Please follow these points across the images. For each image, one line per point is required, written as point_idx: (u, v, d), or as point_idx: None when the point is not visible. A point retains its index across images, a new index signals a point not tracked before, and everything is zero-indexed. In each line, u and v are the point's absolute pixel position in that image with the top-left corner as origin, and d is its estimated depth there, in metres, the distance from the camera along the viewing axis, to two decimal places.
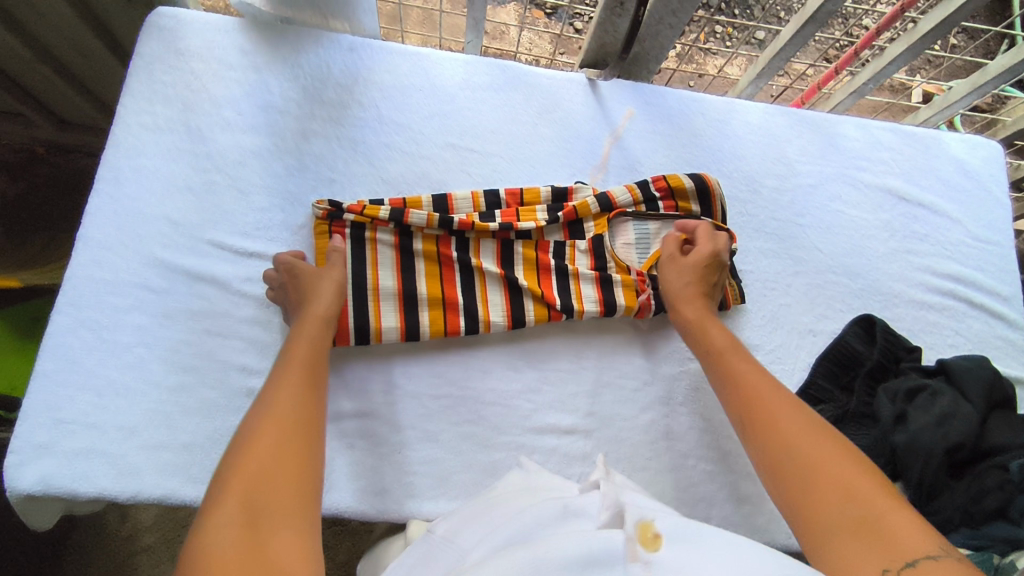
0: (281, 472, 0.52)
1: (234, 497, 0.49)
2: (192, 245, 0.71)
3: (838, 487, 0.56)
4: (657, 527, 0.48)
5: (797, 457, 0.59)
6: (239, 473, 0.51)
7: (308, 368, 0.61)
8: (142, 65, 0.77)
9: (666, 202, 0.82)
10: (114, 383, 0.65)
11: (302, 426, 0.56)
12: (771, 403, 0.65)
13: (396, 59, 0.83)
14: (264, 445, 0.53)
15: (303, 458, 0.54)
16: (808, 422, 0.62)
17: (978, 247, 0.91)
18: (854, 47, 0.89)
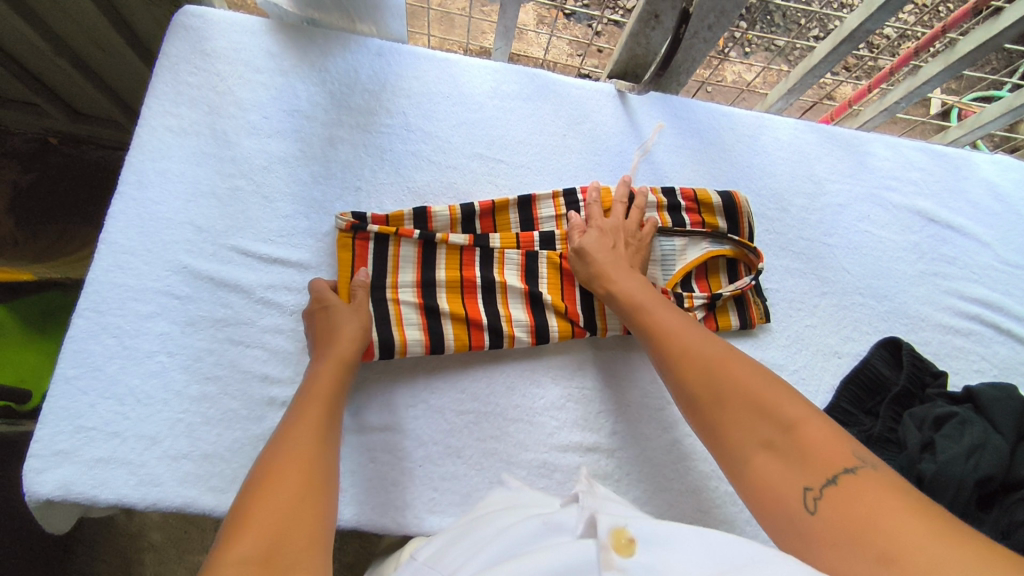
0: (300, 502, 0.51)
1: (255, 528, 0.47)
2: (216, 251, 0.70)
3: (759, 414, 0.56)
4: (632, 531, 0.44)
5: (716, 391, 0.59)
6: (258, 505, 0.49)
7: (328, 404, 0.61)
8: (168, 66, 0.76)
9: (692, 216, 0.81)
10: (136, 390, 0.64)
11: (319, 460, 0.56)
12: (684, 338, 0.64)
13: (425, 65, 0.82)
14: (284, 479, 0.52)
15: (322, 496, 0.53)
16: (718, 351, 0.62)
17: (1006, 271, 0.90)
18: (889, 66, 0.88)
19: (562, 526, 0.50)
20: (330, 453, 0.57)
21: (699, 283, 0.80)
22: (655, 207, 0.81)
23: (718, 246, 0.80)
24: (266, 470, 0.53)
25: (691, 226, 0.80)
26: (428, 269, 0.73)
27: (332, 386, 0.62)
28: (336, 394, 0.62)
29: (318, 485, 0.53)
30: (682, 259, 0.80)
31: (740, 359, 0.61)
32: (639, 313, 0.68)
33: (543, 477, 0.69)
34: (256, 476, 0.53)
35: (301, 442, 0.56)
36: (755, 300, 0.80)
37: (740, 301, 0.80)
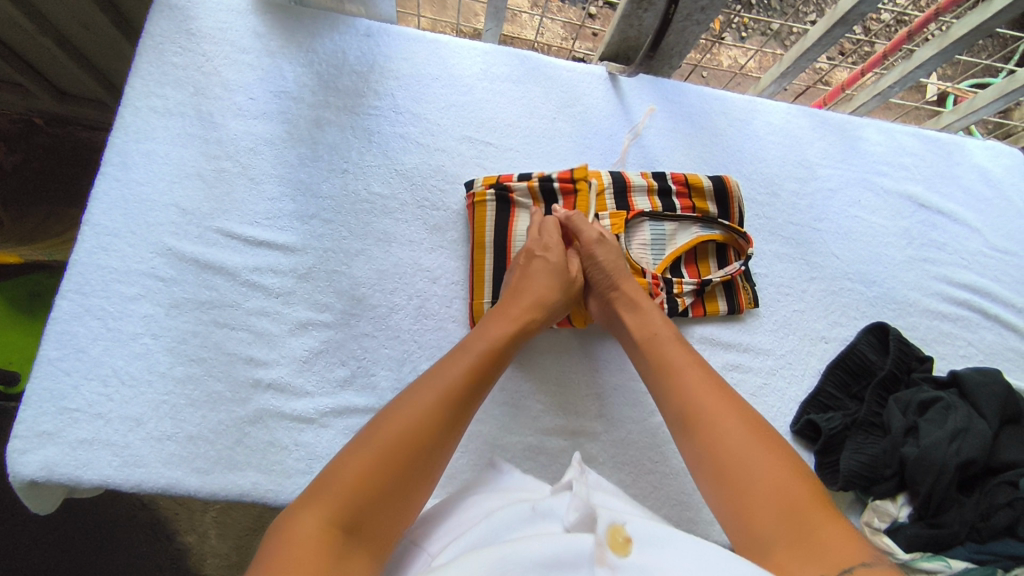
0: (402, 482, 0.52)
1: (333, 498, 0.49)
2: (201, 233, 0.70)
3: (770, 499, 0.52)
4: (628, 532, 0.49)
5: (732, 463, 0.55)
6: (355, 466, 0.51)
7: (489, 363, 0.62)
8: (152, 46, 0.75)
9: (682, 200, 0.80)
10: (120, 372, 0.64)
11: (441, 433, 0.55)
12: (708, 401, 0.60)
13: (414, 47, 0.81)
14: (395, 448, 0.52)
15: (424, 478, 0.54)
16: (742, 419, 0.59)
17: (995, 257, 0.90)
18: (882, 50, 0.87)
19: (549, 513, 0.53)
20: (455, 430, 0.57)
21: (688, 269, 0.80)
22: (645, 190, 0.79)
23: (708, 231, 0.79)
24: (383, 428, 0.54)
25: (681, 210, 0.80)
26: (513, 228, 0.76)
27: (482, 356, 0.62)
28: (485, 372, 0.61)
29: (427, 464, 0.54)
30: (672, 244, 0.79)
31: (763, 435, 0.57)
32: (669, 371, 0.65)
33: (528, 460, 0.70)
34: (367, 430, 0.54)
35: (421, 405, 0.56)
36: (746, 283, 0.80)
37: (729, 286, 0.80)
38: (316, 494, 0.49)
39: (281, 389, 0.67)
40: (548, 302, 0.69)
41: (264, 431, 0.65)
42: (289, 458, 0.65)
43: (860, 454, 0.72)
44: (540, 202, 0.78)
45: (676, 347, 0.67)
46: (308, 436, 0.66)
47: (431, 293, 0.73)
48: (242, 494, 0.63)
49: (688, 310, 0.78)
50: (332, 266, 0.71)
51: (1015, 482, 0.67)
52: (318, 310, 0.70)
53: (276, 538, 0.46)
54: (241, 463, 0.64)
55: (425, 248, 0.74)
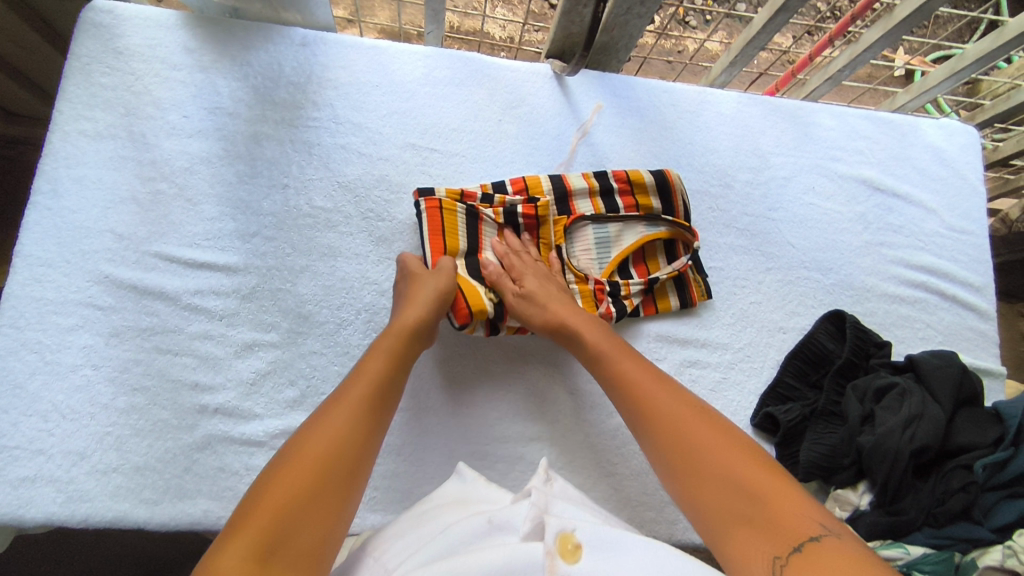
0: (323, 494, 0.50)
1: (252, 523, 0.46)
2: (138, 259, 0.68)
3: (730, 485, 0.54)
4: (578, 536, 0.48)
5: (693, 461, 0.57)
6: (267, 495, 0.48)
7: (387, 367, 0.61)
8: (79, 67, 0.73)
9: (625, 198, 0.79)
10: (60, 406, 0.63)
11: (353, 439, 0.54)
12: (660, 400, 0.62)
13: (352, 54, 0.79)
14: (307, 466, 0.50)
15: (345, 493, 0.51)
16: (692, 413, 0.60)
17: (952, 237, 0.90)
18: (828, 36, 0.86)
19: (505, 525, 0.52)
20: (369, 436, 0.56)
21: (636, 269, 0.80)
22: (587, 193, 0.78)
23: (653, 229, 0.79)
24: (290, 454, 0.52)
25: (625, 209, 0.79)
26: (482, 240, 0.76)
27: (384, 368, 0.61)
28: (387, 382, 0.60)
29: (350, 472, 0.53)
30: (617, 246, 0.79)
31: (702, 420, 0.60)
32: (612, 368, 0.66)
33: (486, 469, 0.70)
34: (279, 457, 0.52)
35: (328, 426, 0.54)
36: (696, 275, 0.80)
37: (680, 281, 0.79)
38: (237, 526, 0.46)
39: (229, 413, 0.66)
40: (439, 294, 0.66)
41: (213, 457, 0.64)
42: (240, 483, 0.64)
43: (820, 445, 0.73)
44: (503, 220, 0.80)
45: (618, 346, 0.68)
46: (259, 460, 0.65)
47: (379, 306, 0.72)
48: (193, 522, 0.62)
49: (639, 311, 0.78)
50: (276, 285, 0.70)
51: (969, 465, 0.69)
52: (264, 330, 0.69)
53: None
54: (192, 491, 0.63)
55: (372, 260, 0.73)
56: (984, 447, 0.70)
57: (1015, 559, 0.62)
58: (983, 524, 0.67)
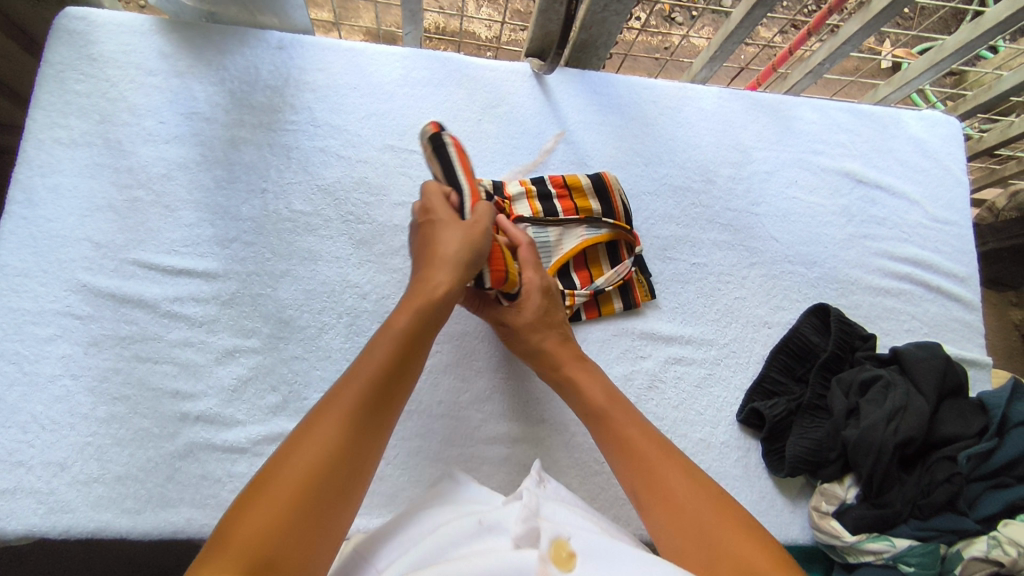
0: (307, 516, 0.46)
1: (235, 544, 0.43)
2: (117, 267, 0.68)
3: (720, 560, 0.53)
4: (572, 545, 0.50)
5: (686, 529, 0.56)
6: (246, 520, 0.44)
7: (389, 361, 0.56)
8: (53, 74, 0.72)
9: (562, 200, 0.79)
10: (39, 417, 0.62)
11: (343, 452, 0.50)
12: (656, 464, 0.61)
13: (330, 56, 0.79)
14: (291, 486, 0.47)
15: (331, 514, 0.48)
16: (687, 479, 0.60)
17: (936, 228, 0.90)
18: (807, 29, 0.85)
19: (496, 526, 0.52)
20: (363, 446, 0.52)
21: (578, 274, 0.79)
22: (524, 195, 0.78)
23: (595, 232, 0.78)
24: (280, 462, 0.48)
25: (563, 213, 0.78)
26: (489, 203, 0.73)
27: (388, 356, 0.56)
28: (387, 380, 0.55)
29: (340, 492, 0.49)
30: (559, 251, 0.78)
31: (700, 492, 0.58)
32: (609, 430, 0.65)
33: (471, 471, 0.69)
34: (265, 470, 0.48)
35: (319, 437, 0.50)
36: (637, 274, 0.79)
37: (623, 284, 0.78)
38: (219, 545, 0.43)
39: (210, 421, 0.65)
40: (457, 256, 0.63)
41: (195, 465, 0.64)
42: (223, 491, 0.64)
43: (806, 439, 0.73)
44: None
45: (617, 404, 0.67)
46: (242, 467, 0.65)
47: (361, 309, 0.71)
48: (176, 531, 0.62)
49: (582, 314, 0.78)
50: (256, 290, 0.70)
51: (954, 457, 0.69)
52: (245, 336, 0.68)
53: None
54: (174, 500, 0.63)
55: (352, 263, 0.73)
56: (969, 438, 0.70)
57: (1000, 550, 0.64)
58: (968, 515, 0.68)
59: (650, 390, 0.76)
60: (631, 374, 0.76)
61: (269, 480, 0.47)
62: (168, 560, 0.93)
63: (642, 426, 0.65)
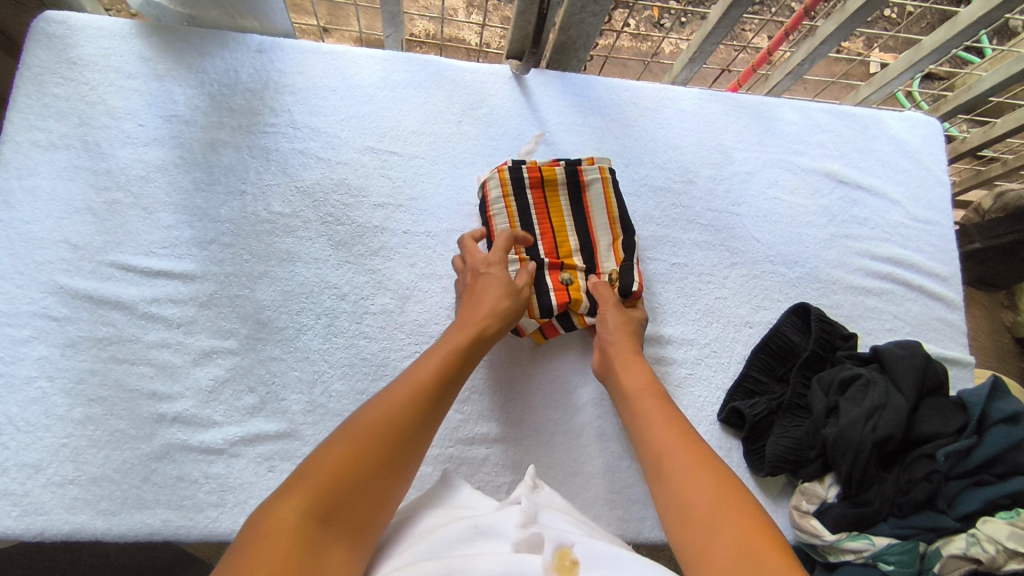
0: (368, 479, 0.50)
1: (311, 483, 0.47)
2: (94, 269, 0.68)
3: (709, 530, 0.53)
4: (575, 552, 0.48)
5: (686, 496, 0.57)
6: (317, 471, 0.48)
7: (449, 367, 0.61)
8: (32, 78, 0.73)
9: (536, 194, 0.77)
10: (14, 419, 0.62)
11: (407, 431, 0.54)
12: (665, 443, 0.62)
13: (310, 59, 0.79)
14: (359, 450, 0.50)
15: (388, 488, 0.51)
16: (693, 454, 0.60)
17: (917, 228, 0.91)
18: (784, 31, 0.86)
19: (491, 531, 0.51)
20: (424, 434, 0.55)
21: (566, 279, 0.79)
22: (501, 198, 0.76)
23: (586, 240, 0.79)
24: (355, 423, 0.52)
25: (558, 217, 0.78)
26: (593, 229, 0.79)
27: (448, 364, 0.61)
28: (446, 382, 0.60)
29: (397, 470, 0.52)
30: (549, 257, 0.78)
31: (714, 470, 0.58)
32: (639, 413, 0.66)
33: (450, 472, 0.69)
34: (338, 432, 0.52)
35: (386, 414, 0.54)
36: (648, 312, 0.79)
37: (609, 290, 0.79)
38: (294, 483, 0.47)
39: (187, 422, 0.65)
40: (502, 304, 0.68)
41: (171, 467, 0.64)
42: (200, 492, 0.63)
43: (786, 438, 0.73)
44: (510, 192, 0.77)
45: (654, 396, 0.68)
46: (218, 468, 0.64)
47: (339, 310, 0.71)
48: (152, 532, 0.62)
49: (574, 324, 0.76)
50: (234, 291, 0.70)
51: (932, 454, 0.69)
52: (222, 337, 0.68)
53: (249, 528, 0.44)
54: (150, 501, 0.63)
55: (331, 264, 0.73)
56: (949, 436, 0.70)
57: (978, 548, 0.64)
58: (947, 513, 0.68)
59: None
60: None
61: (338, 443, 0.51)
62: (156, 564, 0.92)
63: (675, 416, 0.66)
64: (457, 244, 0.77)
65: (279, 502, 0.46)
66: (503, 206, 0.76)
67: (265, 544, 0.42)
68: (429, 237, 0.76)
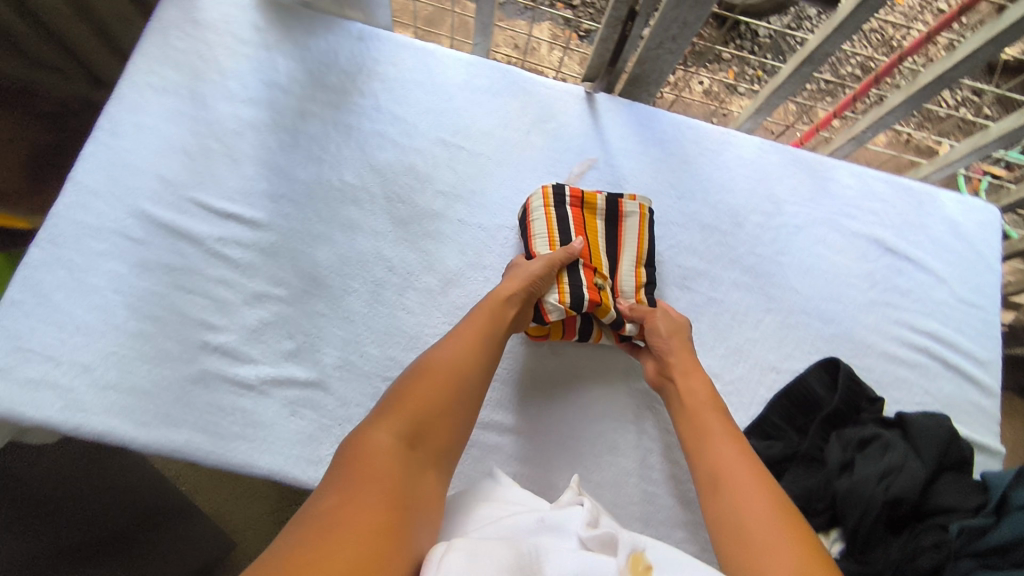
0: (438, 418, 0.60)
1: (395, 418, 0.57)
2: (176, 202, 0.74)
3: (765, 556, 0.56)
4: (648, 558, 0.51)
5: (739, 519, 0.60)
6: (396, 410, 0.58)
7: (493, 324, 0.69)
8: (160, 30, 0.81)
9: (575, 208, 0.81)
10: (76, 320, 0.67)
11: (465, 381, 0.63)
12: (726, 463, 0.65)
13: (404, 53, 0.86)
14: (426, 392, 0.60)
15: (454, 422, 0.61)
16: (755, 477, 0.63)
17: (961, 308, 0.90)
18: (853, 95, 0.89)
19: (557, 527, 0.53)
20: (478, 378, 0.65)
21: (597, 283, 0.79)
22: (542, 207, 0.79)
23: (615, 263, 0.81)
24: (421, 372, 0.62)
25: (588, 235, 0.81)
26: (621, 254, 0.82)
27: (495, 318, 0.69)
28: (490, 337, 0.68)
29: (461, 409, 0.62)
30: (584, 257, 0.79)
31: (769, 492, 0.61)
32: (696, 427, 0.69)
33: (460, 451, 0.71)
34: (407, 378, 0.62)
35: (444, 365, 0.63)
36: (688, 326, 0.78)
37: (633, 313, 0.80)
38: (381, 416, 0.58)
39: (227, 354, 0.70)
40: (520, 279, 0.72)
41: (205, 392, 0.68)
42: (226, 421, 0.67)
43: (797, 486, 0.73)
44: (550, 203, 0.80)
45: (713, 412, 0.70)
46: (247, 402, 0.68)
47: (385, 281, 0.75)
48: (175, 449, 0.65)
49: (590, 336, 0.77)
50: (294, 246, 0.75)
51: (945, 526, 0.67)
52: (275, 285, 0.73)
53: (352, 451, 0.54)
54: (179, 420, 0.66)
55: (386, 238, 0.77)
56: (966, 512, 0.68)
57: None
58: None
59: (650, 411, 0.77)
60: (635, 392, 0.77)
61: (409, 388, 0.61)
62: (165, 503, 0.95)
63: (733, 432, 0.68)
64: (507, 240, 0.81)
65: (369, 435, 0.56)
66: (543, 213, 0.79)
67: (365, 466, 0.53)
68: (481, 230, 0.81)
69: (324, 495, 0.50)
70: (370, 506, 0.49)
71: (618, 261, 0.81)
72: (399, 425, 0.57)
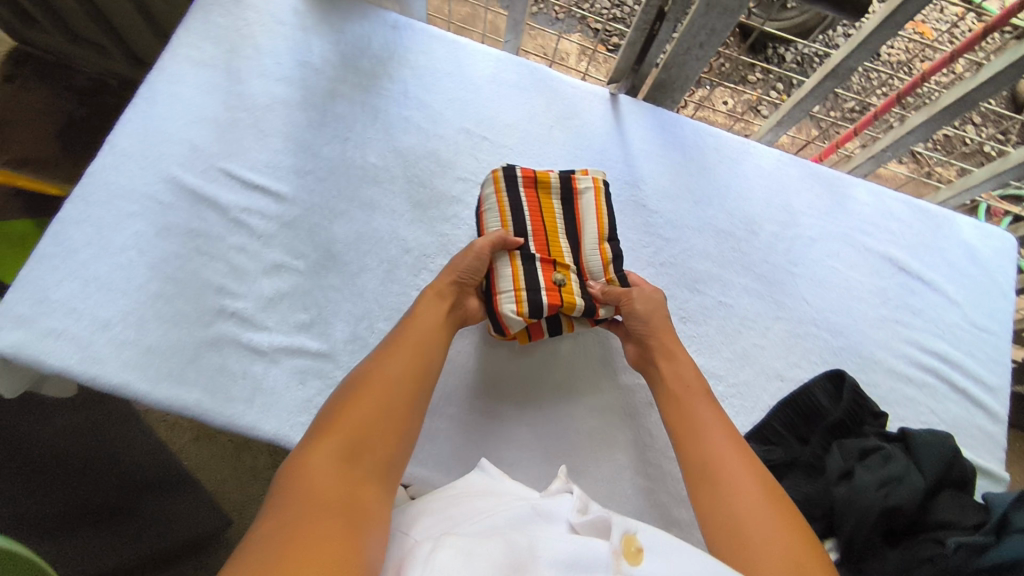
0: (380, 429, 0.58)
1: (330, 436, 0.56)
2: (204, 171, 0.77)
3: (761, 555, 0.54)
4: (640, 540, 0.47)
5: (729, 510, 0.59)
6: (334, 428, 0.57)
7: (431, 330, 0.68)
8: (203, 7, 0.84)
9: (529, 191, 0.78)
10: (101, 276, 0.70)
11: (404, 390, 0.62)
12: (721, 459, 0.63)
13: (435, 44, 0.88)
14: (364, 405, 0.59)
15: (399, 427, 0.60)
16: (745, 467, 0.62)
17: (971, 331, 0.90)
18: (874, 113, 0.89)
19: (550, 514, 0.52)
20: (418, 384, 0.64)
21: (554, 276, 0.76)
22: (495, 196, 0.78)
23: (573, 243, 0.79)
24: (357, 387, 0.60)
25: (539, 213, 0.78)
26: (581, 229, 0.79)
27: (433, 329, 0.68)
28: (430, 344, 0.67)
29: (405, 416, 0.61)
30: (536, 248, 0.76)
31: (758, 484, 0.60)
32: (685, 415, 0.68)
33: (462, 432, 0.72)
34: (341, 395, 0.60)
35: (380, 376, 0.62)
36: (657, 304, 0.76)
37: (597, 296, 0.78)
38: (317, 438, 0.56)
39: (243, 320, 0.71)
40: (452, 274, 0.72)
41: (218, 355, 0.69)
42: (236, 384, 0.69)
43: (794, 492, 0.73)
44: (501, 185, 0.77)
45: (699, 399, 0.69)
46: (258, 367, 0.70)
47: (400, 261, 0.77)
48: (184, 407, 0.67)
49: (561, 329, 0.77)
50: (315, 220, 0.77)
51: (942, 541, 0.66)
52: (294, 257, 0.75)
53: (289, 476, 0.53)
54: (191, 379, 0.68)
55: (405, 219, 0.79)
56: (965, 529, 0.67)
57: None
58: None
59: (650, 407, 0.77)
60: (635, 387, 0.78)
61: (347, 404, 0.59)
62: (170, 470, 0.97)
63: (722, 419, 0.67)
64: None
65: (307, 458, 0.54)
66: (495, 202, 0.77)
67: (306, 492, 0.51)
68: None
69: (264, 523, 0.49)
70: (315, 527, 0.47)
71: (576, 236, 0.79)
72: (340, 442, 0.56)
